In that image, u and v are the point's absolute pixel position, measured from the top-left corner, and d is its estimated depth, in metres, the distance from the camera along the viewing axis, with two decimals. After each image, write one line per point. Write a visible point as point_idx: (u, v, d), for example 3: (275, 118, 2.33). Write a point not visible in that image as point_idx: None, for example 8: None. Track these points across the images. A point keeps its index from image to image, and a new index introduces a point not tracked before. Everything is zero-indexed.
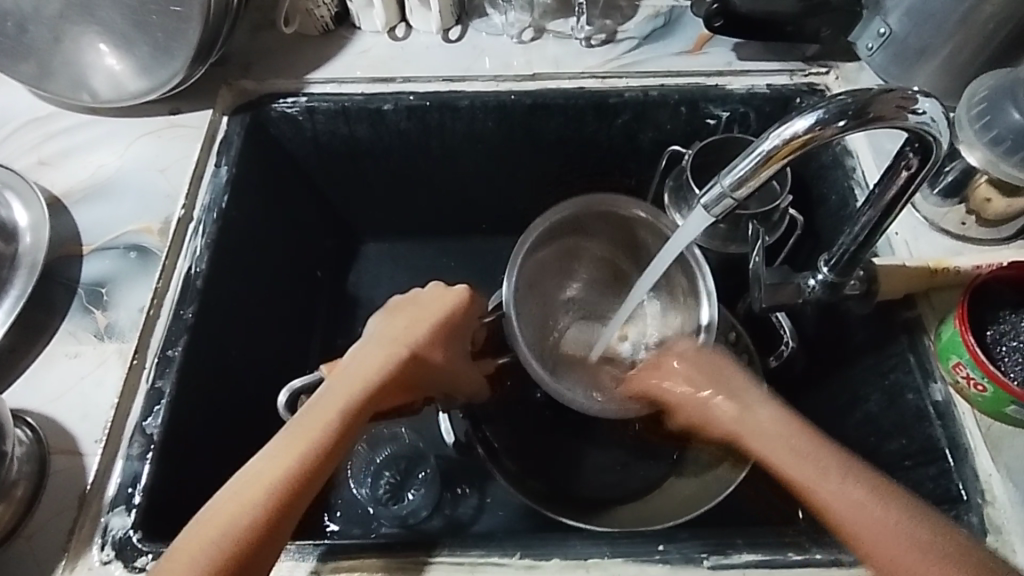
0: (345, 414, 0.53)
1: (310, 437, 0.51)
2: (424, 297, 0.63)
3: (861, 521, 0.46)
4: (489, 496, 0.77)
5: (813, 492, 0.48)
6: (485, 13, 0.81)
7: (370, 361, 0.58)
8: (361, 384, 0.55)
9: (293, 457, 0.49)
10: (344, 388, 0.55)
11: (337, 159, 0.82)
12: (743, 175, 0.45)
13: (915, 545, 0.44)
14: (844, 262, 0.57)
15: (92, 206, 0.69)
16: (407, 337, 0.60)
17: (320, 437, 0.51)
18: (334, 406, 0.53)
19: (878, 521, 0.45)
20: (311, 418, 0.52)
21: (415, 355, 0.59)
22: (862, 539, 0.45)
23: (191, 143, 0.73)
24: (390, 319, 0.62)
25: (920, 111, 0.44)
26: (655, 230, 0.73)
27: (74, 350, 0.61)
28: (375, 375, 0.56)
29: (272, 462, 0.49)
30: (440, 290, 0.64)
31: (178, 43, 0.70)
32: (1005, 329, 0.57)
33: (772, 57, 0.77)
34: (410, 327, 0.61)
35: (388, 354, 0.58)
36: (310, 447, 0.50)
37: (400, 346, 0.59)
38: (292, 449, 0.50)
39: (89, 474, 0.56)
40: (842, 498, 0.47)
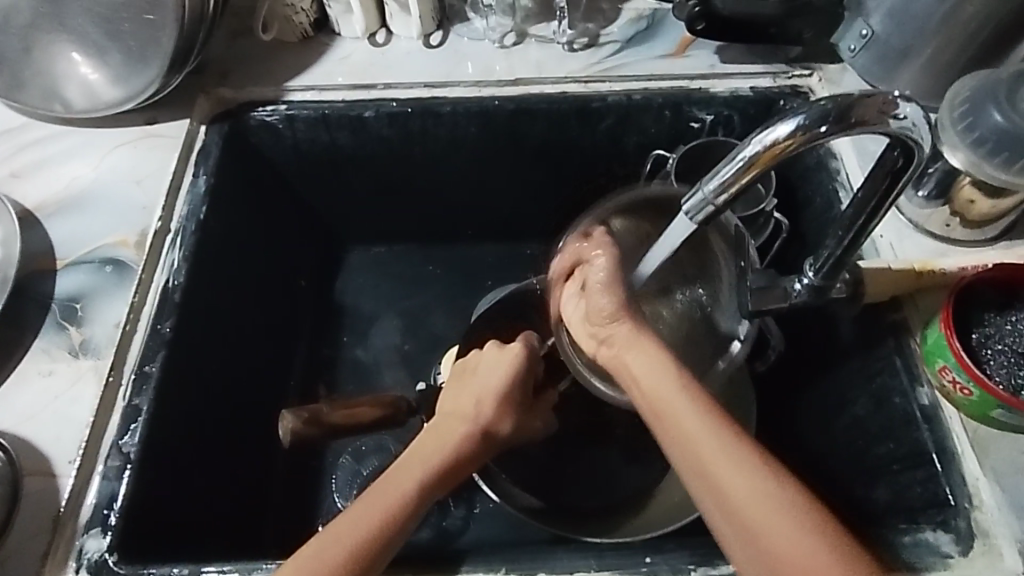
0: (418, 491, 0.51)
1: (380, 515, 0.49)
2: (486, 362, 0.62)
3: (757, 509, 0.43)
4: (477, 506, 0.76)
5: (713, 480, 0.45)
6: (466, 18, 0.80)
7: (442, 433, 0.56)
8: (436, 461, 0.54)
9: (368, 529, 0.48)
10: (422, 458, 0.54)
11: (319, 167, 0.81)
12: (726, 180, 0.45)
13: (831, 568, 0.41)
14: (831, 265, 0.56)
15: (66, 219, 0.68)
16: (478, 413, 0.58)
17: (391, 511, 0.49)
18: (408, 481, 0.52)
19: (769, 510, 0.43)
20: (383, 489, 0.50)
21: (487, 428, 0.58)
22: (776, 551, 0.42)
23: (168, 153, 0.72)
24: (459, 389, 0.60)
25: (903, 115, 0.43)
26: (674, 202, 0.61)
27: (48, 368, 0.60)
28: (450, 452, 0.55)
29: (338, 534, 0.47)
30: (502, 353, 0.62)
31: (153, 51, 0.69)
32: (990, 332, 0.56)
33: (755, 59, 0.77)
34: (475, 396, 0.59)
35: (460, 428, 0.57)
36: (382, 522, 0.49)
37: (469, 422, 0.57)
38: (364, 521, 0.48)
39: (63, 494, 0.55)
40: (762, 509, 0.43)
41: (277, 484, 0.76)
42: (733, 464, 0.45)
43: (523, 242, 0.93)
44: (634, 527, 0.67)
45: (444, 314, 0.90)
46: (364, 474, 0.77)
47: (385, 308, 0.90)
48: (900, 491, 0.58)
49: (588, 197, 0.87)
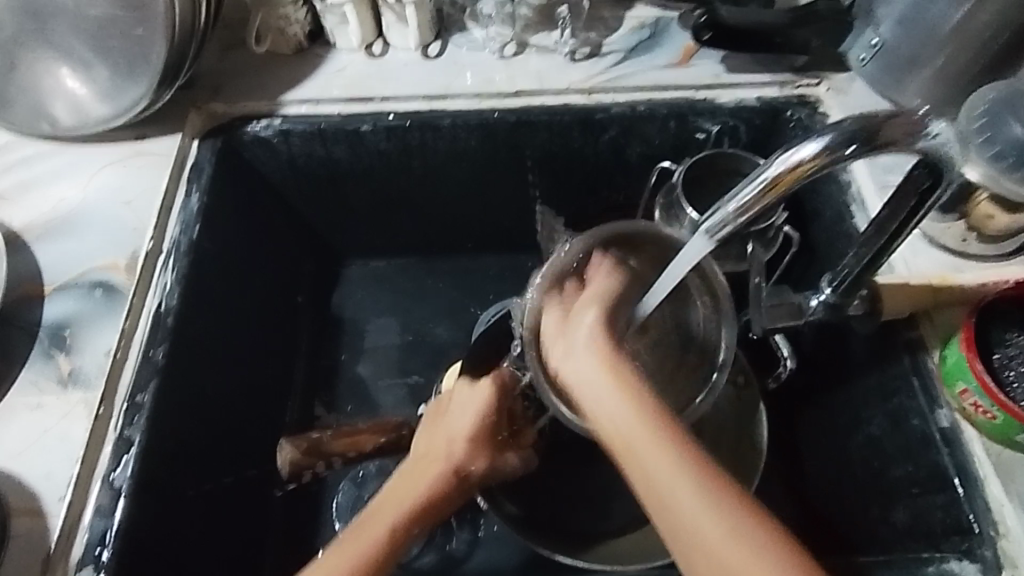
0: (393, 533, 0.50)
1: (351, 562, 0.48)
2: (461, 399, 0.60)
3: (691, 528, 0.43)
4: (481, 529, 0.74)
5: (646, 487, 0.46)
6: (465, 28, 0.78)
7: (413, 472, 0.55)
8: (410, 500, 0.53)
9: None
10: (393, 498, 0.53)
11: (316, 181, 0.79)
12: (747, 201, 0.43)
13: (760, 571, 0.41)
14: (848, 284, 0.55)
15: (54, 242, 0.66)
16: (450, 448, 0.56)
17: (363, 558, 0.49)
18: (381, 523, 0.51)
19: (719, 535, 0.42)
20: (352, 542, 0.50)
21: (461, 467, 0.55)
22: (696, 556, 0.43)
23: (159, 172, 0.69)
24: (432, 427, 0.59)
25: (931, 135, 0.42)
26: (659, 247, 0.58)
27: (36, 400, 0.58)
28: (423, 488, 0.54)
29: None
30: (478, 389, 0.60)
31: (142, 66, 0.67)
32: (1012, 353, 0.55)
33: (760, 68, 0.75)
34: (449, 434, 0.57)
35: (432, 467, 0.55)
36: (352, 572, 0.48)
37: (443, 458, 0.55)
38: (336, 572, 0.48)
39: (54, 532, 0.52)
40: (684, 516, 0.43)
41: (275, 509, 0.74)
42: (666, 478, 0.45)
43: (525, 254, 0.91)
44: (638, 551, 0.67)
45: (445, 330, 0.88)
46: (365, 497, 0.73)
47: (383, 323, 0.88)
48: (919, 515, 0.57)
49: (590, 209, 0.85)
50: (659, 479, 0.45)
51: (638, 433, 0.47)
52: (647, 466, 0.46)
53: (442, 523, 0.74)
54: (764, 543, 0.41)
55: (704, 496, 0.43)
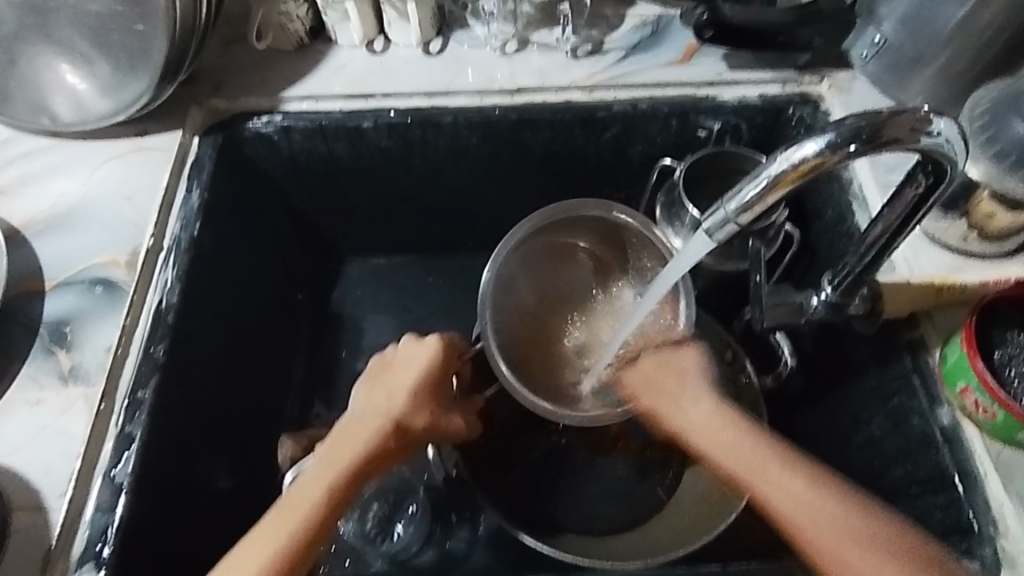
0: (332, 490, 0.50)
1: (291, 521, 0.48)
2: (400, 357, 0.59)
3: (825, 529, 0.44)
4: (481, 527, 0.74)
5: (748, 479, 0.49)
6: (466, 25, 0.78)
7: (350, 431, 0.55)
8: (347, 458, 0.53)
9: (280, 537, 0.47)
10: (331, 459, 0.53)
11: (317, 178, 0.79)
12: (749, 200, 0.43)
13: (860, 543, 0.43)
14: (850, 282, 0.55)
15: (54, 237, 0.66)
16: (388, 407, 0.56)
17: (302, 519, 0.48)
18: (320, 483, 0.51)
19: (827, 523, 0.45)
20: (289, 505, 0.49)
21: (399, 423, 0.56)
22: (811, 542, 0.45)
23: (159, 168, 0.69)
24: (371, 386, 0.58)
25: (934, 132, 0.42)
26: (642, 237, 0.68)
27: (36, 396, 0.58)
28: (359, 446, 0.54)
29: (253, 547, 0.47)
30: (420, 346, 0.59)
31: (143, 63, 0.67)
32: (1013, 352, 0.55)
33: (763, 66, 0.74)
34: (387, 392, 0.57)
35: (370, 425, 0.55)
36: (293, 531, 0.48)
37: (380, 417, 0.56)
38: (276, 533, 0.48)
39: (54, 528, 0.52)
40: (785, 497, 0.47)
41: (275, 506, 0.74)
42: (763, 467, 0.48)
43: None
44: (639, 550, 0.66)
45: (445, 328, 0.88)
46: None
47: (384, 321, 0.88)
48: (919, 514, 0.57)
49: None
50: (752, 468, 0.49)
51: (750, 447, 0.50)
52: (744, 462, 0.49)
53: (442, 521, 0.74)
54: (869, 544, 0.43)
55: (825, 499, 0.45)
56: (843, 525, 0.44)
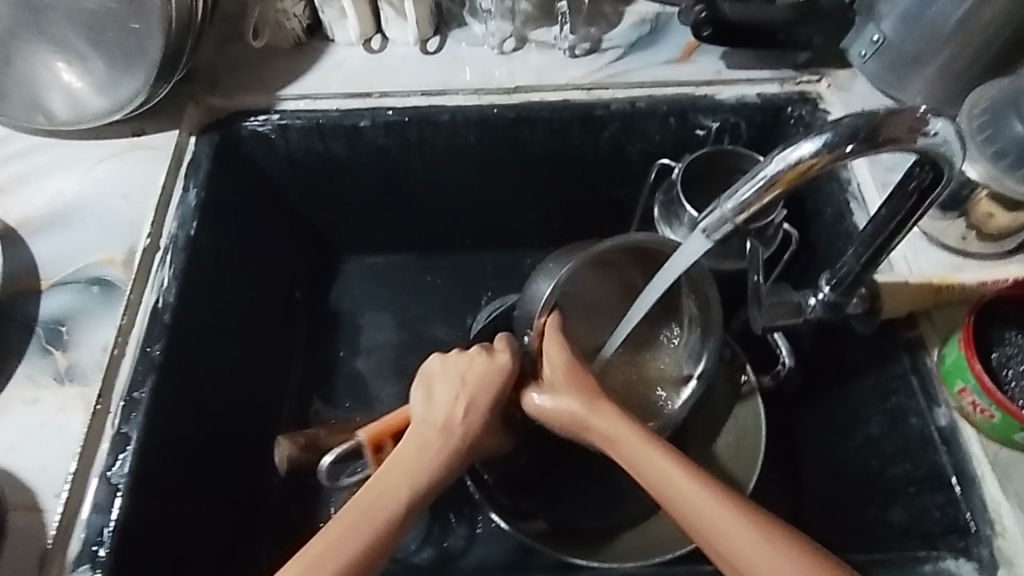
0: (407, 503, 0.51)
1: (366, 530, 0.48)
2: (476, 374, 0.57)
3: (733, 543, 0.45)
4: (479, 526, 0.74)
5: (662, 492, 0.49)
6: (464, 23, 0.78)
7: (422, 443, 0.54)
8: (424, 475, 0.52)
9: (350, 551, 0.47)
10: (405, 470, 0.52)
11: (314, 176, 0.78)
12: (746, 199, 0.43)
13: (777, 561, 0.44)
14: (848, 281, 0.55)
15: (50, 236, 0.65)
16: (463, 427, 0.56)
17: (375, 529, 0.48)
18: (391, 498, 0.50)
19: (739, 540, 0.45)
20: (359, 518, 0.48)
21: (468, 444, 0.56)
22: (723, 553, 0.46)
23: (156, 166, 0.69)
24: (439, 393, 0.57)
25: (932, 132, 0.41)
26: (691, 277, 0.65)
27: (32, 396, 0.57)
28: (436, 465, 0.53)
29: (320, 548, 0.47)
30: (494, 365, 0.58)
31: (139, 61, 0.67)
32: (1011, 352, 0.55)
33: (763, 65, 0.74)
34: (455, 405, 0.56)
35: (441, 439, 0.55)
36: (363, 545, 0.47)
37: (454, 437, 0.55)
38: (343, 548, 0.47)
39: (51, 529, 0.52)
40: (692, 513, 0.47)
41: (273, 505, 0.74)
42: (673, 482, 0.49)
43: (524, 250, 0.91)
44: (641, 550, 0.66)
45: (443, 326, 0.88)
46: None
47: (381, 320, 0.88)
48: (917, 514, 0.57)
49: (589, 205, 0.85)
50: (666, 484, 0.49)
51: (656, 463, 0.50)
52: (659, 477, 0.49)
53: (440, 520, 0.74)
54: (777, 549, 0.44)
55: (730, 515, 0.46)
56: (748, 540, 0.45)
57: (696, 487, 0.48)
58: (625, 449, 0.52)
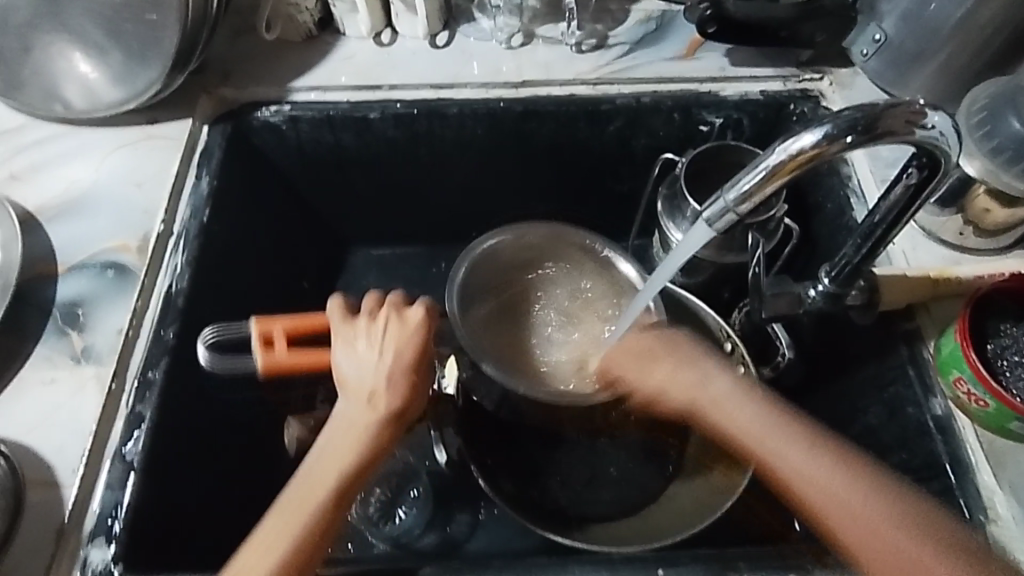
0: (337, 485, 0.51)
1: (296, 518, 0.49)
2: (392, 341, 0.57)
3: (858, 519, 0.45)
4: (482, 512, 0.75)
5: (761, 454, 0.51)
6: (473, 18, 0.79)
7: (351, 421, 0.54)
8: (352, 450, 0.52)
9: (294, 532, 0.48)
10: (334, 448, 0.53)
11: (323, 168, 0.79)
12: (748, 189, 0.44)
13: (876, 528, 0.45)
14: (846, 273, 0.56)
15: (66, 221, 0.67)
16: (382, 400, 0.55)
17: (310, 517, 0.49)
18: (322, 480, 0.51)
19: (857, 516, 0.45)
20: (297, 500, 0.50)
21: (394, 413, 0.55)
22: (829, 521, 0.46)
23: (169, 155, 0.70)
24: (361, 362, 0.56)
25: (929, 125, 0.43)
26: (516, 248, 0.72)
27: (49, 376, 0.59)
28: (362, 439, 0.53)
29: (257, 554, 0.47)
30: (403, 329, 0.58)
31: (154, 52, 0.68)
32: (1006, 343, 0.55)
33: (766, 62, 0.76)
34: (376, 373, 0.56)
35: (368, 412, 0.54)
36: (303, 527, 0.48)
37: (376, 408, 0.54)
38: (288, 527, 0.48)
39: (67, 504, 0.54)
40: (808, 480, 0.48)
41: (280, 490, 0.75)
42: (799, 453, 0.49)
43: None
44: (637, 536, 0.67)
45: None
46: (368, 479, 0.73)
47: None
48: None
49: (594, 199, 0.86)
50: (770, 449, 0.50)
51: (764, 423, 0.52)
52: (764, 437, 0.51)
53: (444, 506, 0.75)
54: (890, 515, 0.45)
55: (839, 478, 0.47)
56: (852, 504, 0.46)
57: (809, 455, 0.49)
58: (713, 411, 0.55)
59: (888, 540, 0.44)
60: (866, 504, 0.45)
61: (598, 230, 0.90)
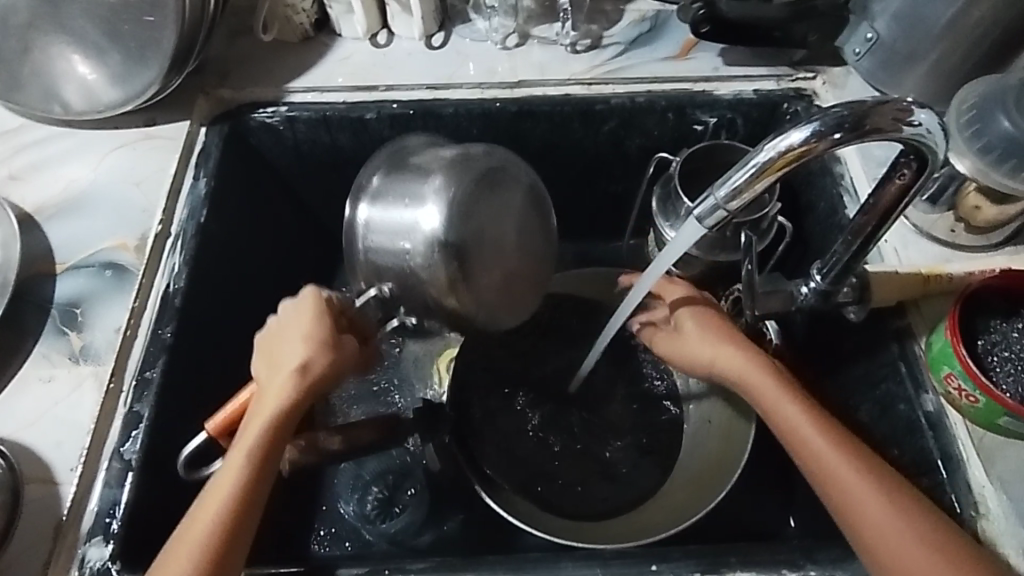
0: (252, 456, 0.53)
1: (226, 481, 0.51)
2: (287, 319, 0.58)
3: (847, 477, 0.51)
4: (479, 511, 0.75)
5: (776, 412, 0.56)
6: (468, 18, 0.80)
7: (262, 394, 0.56)
8: (263, 419, 0.54)
9: (221, 505, 0.50)
10: (253, 419, 0.55)
11: (320, 168, 0.80)
12: (737, 186, 0.45)
13: (867, 488, 0.50)
14: (837, 271, 0.57)
15: (64, 221, 0.67)
16: (285, 366, 0.56)
17: (235, 491, 0.51)
18: (242, 449, 0.53)
19: (852, 475, 0.51)
20: (223, 476, 0.52)
21: (308, 375, 0.56)
22: (826, 474, 0.52)
23: (168, 155, 0.71)
24: (269, 350, 0.58)
25: (916, 122, 0.43)
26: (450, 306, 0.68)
27: (48, 374, 0.59)
28: (276, 408, 0.55)
29: (194, 519, 0.50)
30: (297, 304, 0.58)
31: (152, 53, 0.69)
32: (995, 339, 0.56)
33: (759, 62, 0.76)
34: (281, 347, 0.58)
35: (276, 379, 0.56)
36: (229, 500, 0.51)
37: (283, 373, 0.56)
38: (217, 500, 0.51)
39: (65, 502, 0.54)
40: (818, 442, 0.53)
41: None
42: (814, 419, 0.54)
43: None
44: (633, 533, 0.67)
45: None
46: (366, 477, 0.76)
47: None
48: None
49: (589, 198, 0.86)
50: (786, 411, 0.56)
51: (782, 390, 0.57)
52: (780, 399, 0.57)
53: (440, 504, 0.75)
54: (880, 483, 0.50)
55: (846, 450, 0.52)
56: (853, 467, 0.51)
57: (820, 421, 0.54)
58: (737, 371, 0.60)
59: (864, 499, 0.50)
60: (865, 469, 0.51)
61: (594, 229, 0.90)
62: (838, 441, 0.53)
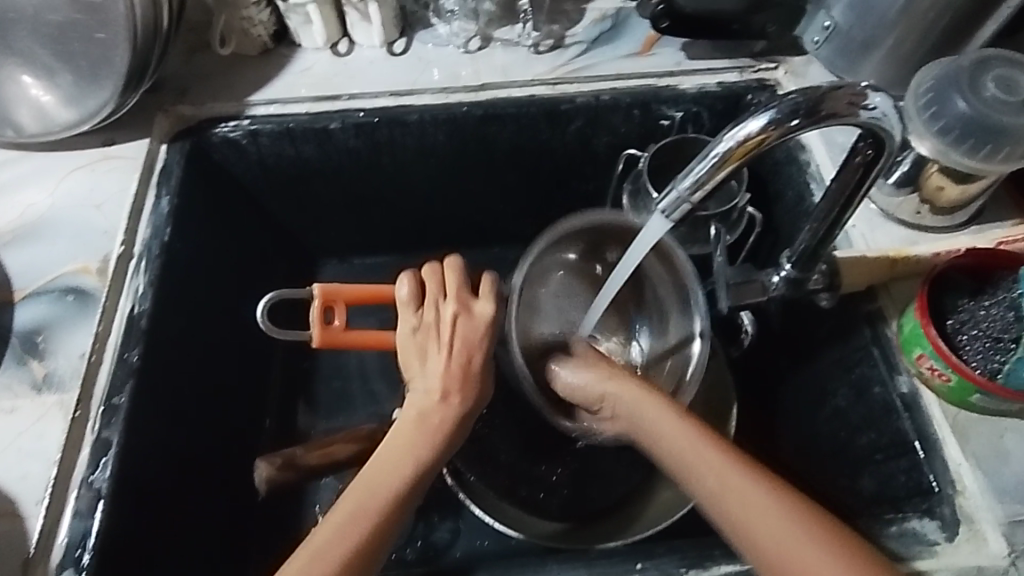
0: (407, 480, 0.49)
1: (374, 502, 0.48)
2: (459, 338, 0.53)
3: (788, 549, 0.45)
4: (463, 519, 0.74)
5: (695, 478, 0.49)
6: (429, 24, 0.79)
7: (419, 416, 0.52)
8: (427, 443, 0.51)
9: (359, 530, 0.46)
10: (407, 440, 0.51)
11: (285, 181, 0.79)
12: (701, 177, 0.44)
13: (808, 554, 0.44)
14: (805, 256, 0.57)
15: (22, 247, 0.66)
16: (457, 394, 0.52)
17: (381, 510, 0.48)
18: (393, 473, 0.49)
19: (794, 544, 0.45)
20: (369, 490, 0.48)
21: (466, 409, 0.53)
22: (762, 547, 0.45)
23: (128, 175, 0.70)
24: (431, 358, 0.53)
25: (872, 106, 0.44)
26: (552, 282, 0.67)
27: (9, 406, 0.58)
28: (433, 437, 0.51)
29: (330, 539, 0.46)
30: (474, 323, 0.54)
31: (106, 71, 0.67)
32: (964, 318, 0.56)
33: (720, 55, 0.77)
34: (446, 368, 0.52)
35: (440, 407, 0.52)
36: (375, 518, 0.47)
37: (453, 404, 0.52)
38: (359, 517, 0.47)
39: (33, 536, 0.53)
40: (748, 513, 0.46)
41: (258, 506, 0.74)
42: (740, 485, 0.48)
43: (500, 244, 0.92)
44: (617, 530, 0.67)
45: None
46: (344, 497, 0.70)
47: (366, 317, 0.87)
48: (884, 479, 0.59)
49: (560, 198, 0.86)
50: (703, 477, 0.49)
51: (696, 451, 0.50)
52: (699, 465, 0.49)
53: (425, 515, 0.73)
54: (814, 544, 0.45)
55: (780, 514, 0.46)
56: (790, 533, 0.45)
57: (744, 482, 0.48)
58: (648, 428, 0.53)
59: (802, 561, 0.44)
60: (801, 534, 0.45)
61: None
62: (771, 504, 0.46)
